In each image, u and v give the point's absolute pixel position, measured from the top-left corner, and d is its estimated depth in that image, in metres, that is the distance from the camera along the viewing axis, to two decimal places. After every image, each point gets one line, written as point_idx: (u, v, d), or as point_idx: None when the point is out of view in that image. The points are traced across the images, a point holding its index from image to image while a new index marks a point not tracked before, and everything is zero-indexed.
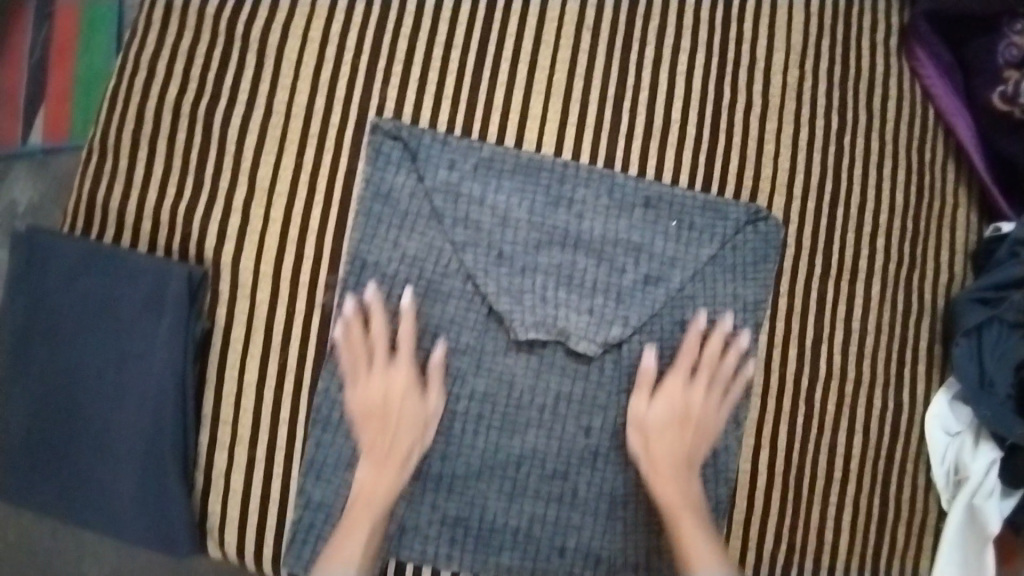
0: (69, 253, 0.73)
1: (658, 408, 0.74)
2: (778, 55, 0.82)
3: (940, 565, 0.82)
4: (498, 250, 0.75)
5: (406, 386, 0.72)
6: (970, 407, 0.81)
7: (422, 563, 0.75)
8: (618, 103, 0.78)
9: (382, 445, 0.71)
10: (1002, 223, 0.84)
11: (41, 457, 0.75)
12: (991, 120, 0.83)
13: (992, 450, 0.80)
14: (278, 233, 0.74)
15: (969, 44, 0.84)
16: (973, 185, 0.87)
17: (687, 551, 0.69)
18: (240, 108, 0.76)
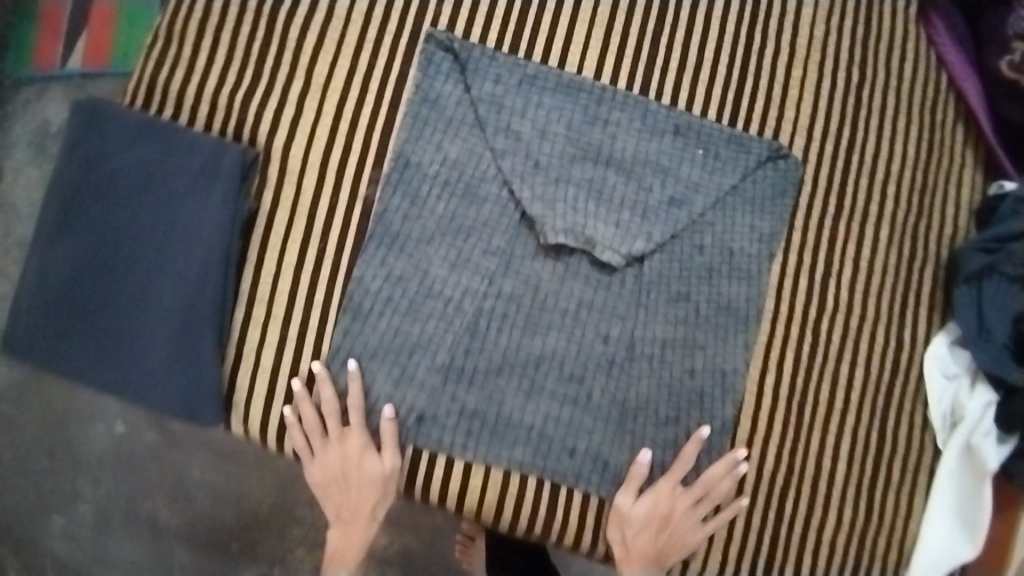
0: (127, 122, 0.76)
1: (641, 512, 0.79)
2: (810, 8, 0.88)
3: (935, 499, 0.90)
4: (535, 160, 0.80)
5: (359, 456, 0.78)
6: (969, 350, 0.89)
7: (438, 452, 0.78)
8: (656, 37, 0.83)
9: (349, 499, 0.80)
10: (1004, 182, 0.93)
11: (70, 318, 0.76)
12: (998, 86, 0.92)
13: (988, 393, 0.88)
14: (330, 126, 0.78)
15: (984, 15, 0.93)
16: (979, 148, 0.96)
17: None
18: (303, 7, 0.80)
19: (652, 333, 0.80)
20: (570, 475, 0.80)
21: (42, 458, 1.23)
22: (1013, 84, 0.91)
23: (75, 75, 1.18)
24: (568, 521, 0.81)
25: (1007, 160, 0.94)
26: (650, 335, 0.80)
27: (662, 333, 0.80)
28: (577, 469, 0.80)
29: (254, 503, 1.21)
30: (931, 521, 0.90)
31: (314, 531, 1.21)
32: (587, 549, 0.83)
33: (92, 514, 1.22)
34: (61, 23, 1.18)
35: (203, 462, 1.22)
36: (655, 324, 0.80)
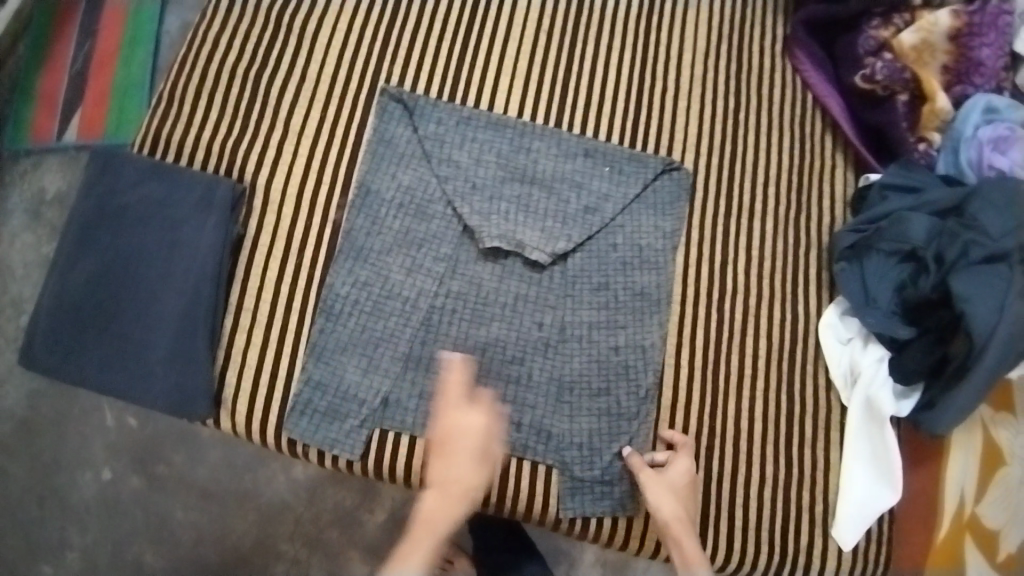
0: (135, 168, 0.95)
1: (670, 483, 0.89)
2: (687, 54, 1.11)
3: (850, 451, 0.99)
4: (472, 182, 0.97)
5: (479, 428, 0.83)
6: (857, 318, 1.02)
7: (402, 431, 0.90)
8: (564, 83, 1.05)
9: (448, 478, 0.82)
10: (871, 174, 1.09)
11: (85, 329, 0.92)
12: (857, 97, 1.11)
13: (878, 350, 1.00)
14: (303, 164, 0.97)
15: (836, 40, 1.13)
16: (849, 152, 1.13)
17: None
18: (282, 77, 1.01)
19: (579, 318, 0.95)
20: (518, 446, 0.92)
21: (29, 509, 1.28)
22: (867, 93, 1.10)
23: (69, 148, 1.34)
24: (518, 491, 0.92)
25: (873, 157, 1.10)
26: (578, 320, 0.95)
27: (587, 317, 0.96)
28: (522, 441, 0.92)
29: (239, 536, 1.28)
30: (848, 475, 0.98)
31: (298, 563, 1.28)
32: (538, 517, 0.93)
33: (79, 560, 1.27)
34: (55, 105, 1.35)
35: (187, 501, 1.29)
36: (582, 311, 0.96)
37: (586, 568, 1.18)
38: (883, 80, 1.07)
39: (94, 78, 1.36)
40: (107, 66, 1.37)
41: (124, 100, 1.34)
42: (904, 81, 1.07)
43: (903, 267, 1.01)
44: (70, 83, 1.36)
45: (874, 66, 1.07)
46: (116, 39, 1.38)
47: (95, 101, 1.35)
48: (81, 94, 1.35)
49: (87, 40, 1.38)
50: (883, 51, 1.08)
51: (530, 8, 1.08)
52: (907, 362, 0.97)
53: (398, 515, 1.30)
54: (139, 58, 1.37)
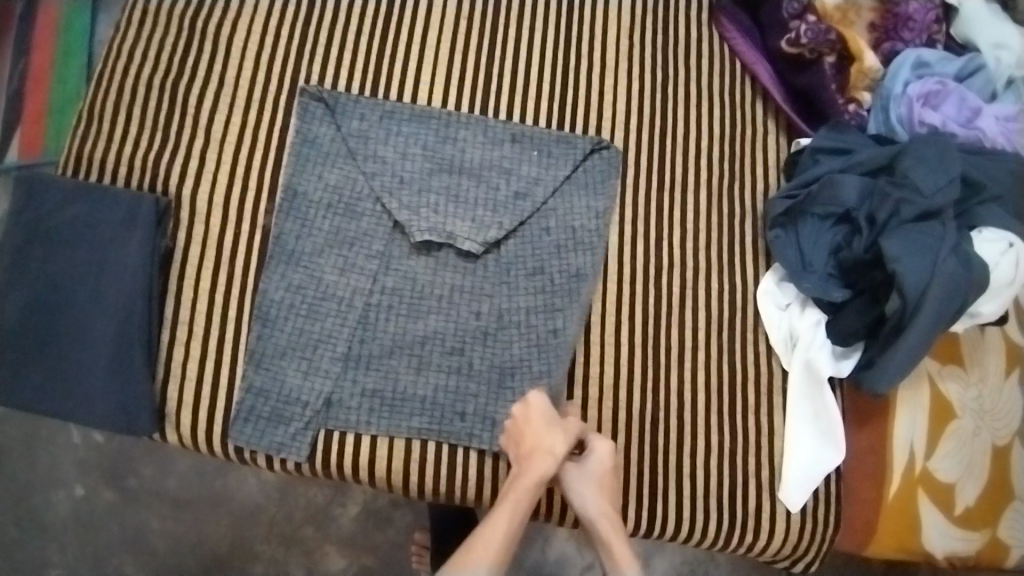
0: (58, 189, 0.94)
1: (589, 476, 0.89)
2: (612, 31, 1.10)
3: (792, 414, 1.00)
4: (400, 177, 0.97)
5: (550, 412, 0.90)
6: (793, 283, 1.02)
7: (346, 430, 0.91)
8: (487, 69, 1.04)
9: (524, 453, 0.88)
10: (801, 140, 1.09)
11: (22, 354, 0.92)
12: (784, 62, 1.11)
13: (816, 314, 1.02)
14: (228, 172, 0.97)
15: (761, 5, 1.13)
16: (780, 118, 1.13)
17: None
18: (200, 84, 1.00)
19: (517, 305, 0.96)
20: (463, 434, 0.92)
21: (5, 532, 1.29)
22: (793, 57, 1.09)
23: (12, 168, 1.32)
24: (465, 481, 0.93)
25: (803, 121, 1.11)
26: (516, 307, 0.96)
27: (524, 304, 0.96)
28: (467, 430, 0.92)
29: (214, 543, 1.30)
30: (792, 439, 0.99)
31: (275, 564, 1.29)
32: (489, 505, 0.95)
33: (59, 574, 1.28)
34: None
35: (159, 511, 1.30)
36: (519, 298, 0.96)
37: (560, 543, 1.21)
38: (808, 43, 1.07)
39: (31, 96, 1.34)
40: (42, 83, 1.34)
41: (63, 116, 1.33)
42: (830, 42, 1.07)
43: (838, 229, 1.02)
44: (6, 102, 1.33)
45: (799, 29, 1.07)
46: (48, 54, 1.36)
47: (33, 119, 1.33)
48: (18, 114, 1.33)
49: (17, 57, 1.35)
50: (807, 13, 1.08)
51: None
52: (844, 324, 0.99)
53: (371, 508, 1.32)
54: (73, 72, 1.35)
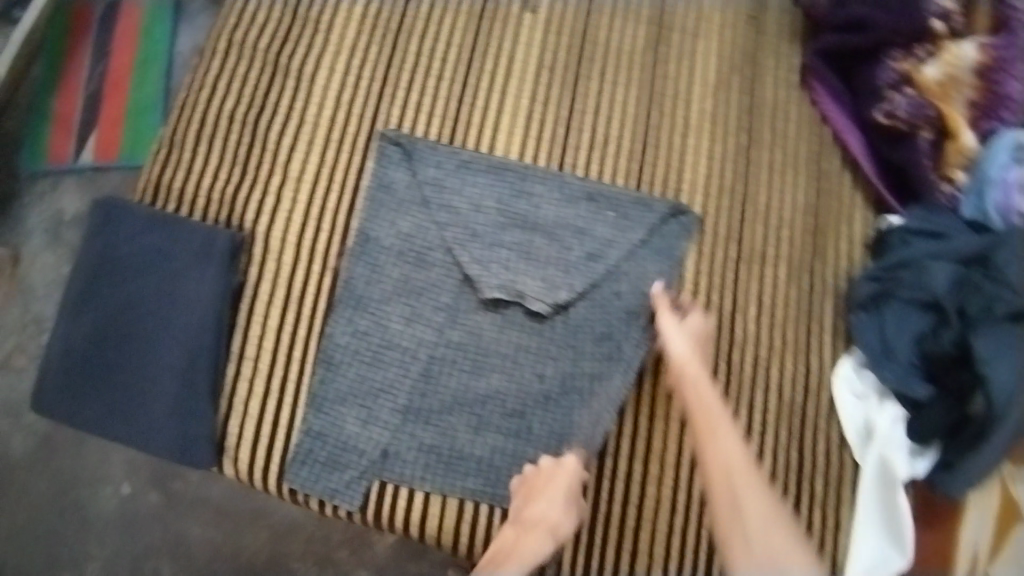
0: (137, 217, 0.96)
1: (691, 337, 0.93)
2: (698, 87, 1.06)
3: (860, 509, 0.96)
4: (473, 230, 0.95)
5: (570, 487, 0.87)
6: (873, 371, 0.97)
7: (401, 483, 0.91)
8: (567, 123, 1.02)
9: (529, 520, 0.86)
10: (891, 217, 1.04)
11: (93, 377, 0.93)
12: (876, 132, 1.06)
13: (896, 408, 0.96)
14: (303, 210, 0.97)
15: (855, 71, 1.09)
16: (869, 192, 1.08)
17: (707, 464, 0.85)
18: (280, 119, 1.01)
19: (579, 369, 0.93)
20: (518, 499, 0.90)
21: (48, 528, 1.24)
22: (888, 129, 1.05)
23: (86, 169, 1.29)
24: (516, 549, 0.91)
25: (893, 197, 1.06)
26: (578, 372, 0.93)
27: (587, 372, 0.93)
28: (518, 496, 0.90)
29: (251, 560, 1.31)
30: (856, 535, 0.95)
31: None
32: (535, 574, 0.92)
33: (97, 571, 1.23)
34: (72, 125, 1.30)
35: (201, 519, 1.26)
36: (583, 363, 0.94)
37: None
38: (904, 117, 1.02)
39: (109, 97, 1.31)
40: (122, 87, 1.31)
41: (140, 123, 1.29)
42: (927, 117, 1.01)
43: (925, 317, 0.95)
44: (85, 103, 1.31)
45: (896, 101, 1.03)
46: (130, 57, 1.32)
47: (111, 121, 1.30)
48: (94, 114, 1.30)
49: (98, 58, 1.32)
50: (905, 85, 1.03)
51: (531, 44, 1.05)
52: (925, 422, 0.93)
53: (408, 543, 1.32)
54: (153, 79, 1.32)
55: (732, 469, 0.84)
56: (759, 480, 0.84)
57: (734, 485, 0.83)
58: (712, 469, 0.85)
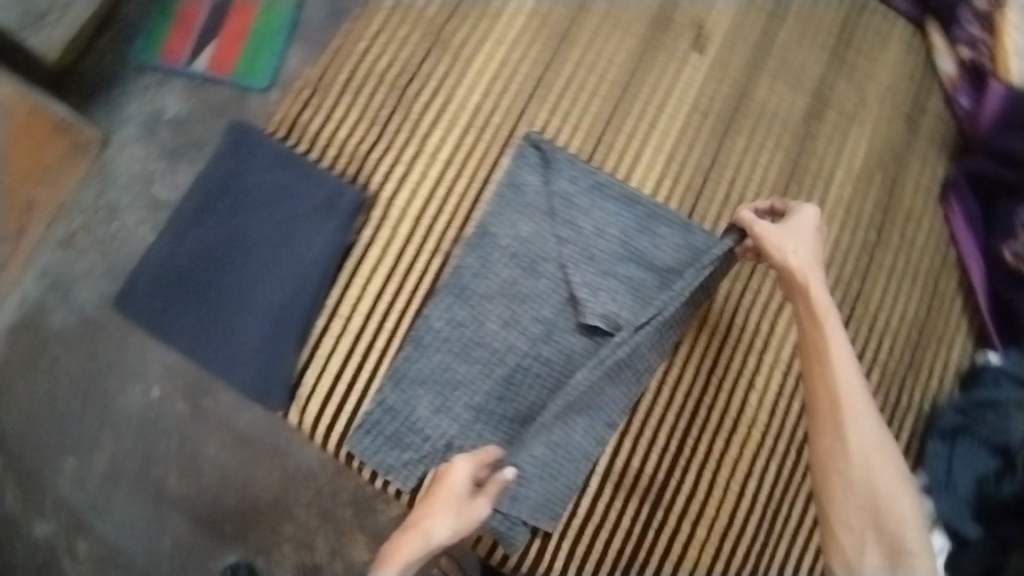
0: (269, 151, 0.97)
1: (801, 243, 0.85)
2: (840, 176, 1.06)
3: None
4: (589, 252, 0.95)
5: (451, 484, 0.82)
6: (931, 498, 0.95)
7: None
8: (707, 173, 1.01)
9: (411, 522, 0.81)
10: (991, 353, 1.05)
11: (190, 294, 0.95)
12: (1000, 267, 1.06)
13: (942, 540, 0.93)
14: (430, 187, 0.97)
15: (996, 202, 1.08)
16: (974, 320, 1.09)
17: (816, 391, 0.79)
18: (429, 91, 1.00)
19: (604, 399, 0.92)
20: (535, 509, 0.89)
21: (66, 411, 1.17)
22: (1013, 270, 1.04)
23: (196, 77, 1.21)
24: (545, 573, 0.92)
25: (996, 333, 1.06)
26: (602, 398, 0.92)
27: (604, 404, 0.92)
28: (523, 505, 0.88)
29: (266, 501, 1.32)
30: None
31: None
32: None
33: (103, 466, 1.16)
34: (192, 29, 1.23)
35: (222, 442, 1.16)
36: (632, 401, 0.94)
37: None
38: None
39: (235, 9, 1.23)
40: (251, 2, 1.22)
41: (261, 44, 1.20)
42: None
43: (992, 461, 0.94)
44: (211, 11, 1.23)
45: None
46: None
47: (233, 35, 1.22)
48: (216, 22, 1.22)
49: None
50: None
51: (692, 87, 1.04)
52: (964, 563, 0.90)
53: None
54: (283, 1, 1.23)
55: (844, 401, 0.77)
56: (873, 417, 0.77)
57: (843, 416, 0.77)
58: (819, 397, 0.79)
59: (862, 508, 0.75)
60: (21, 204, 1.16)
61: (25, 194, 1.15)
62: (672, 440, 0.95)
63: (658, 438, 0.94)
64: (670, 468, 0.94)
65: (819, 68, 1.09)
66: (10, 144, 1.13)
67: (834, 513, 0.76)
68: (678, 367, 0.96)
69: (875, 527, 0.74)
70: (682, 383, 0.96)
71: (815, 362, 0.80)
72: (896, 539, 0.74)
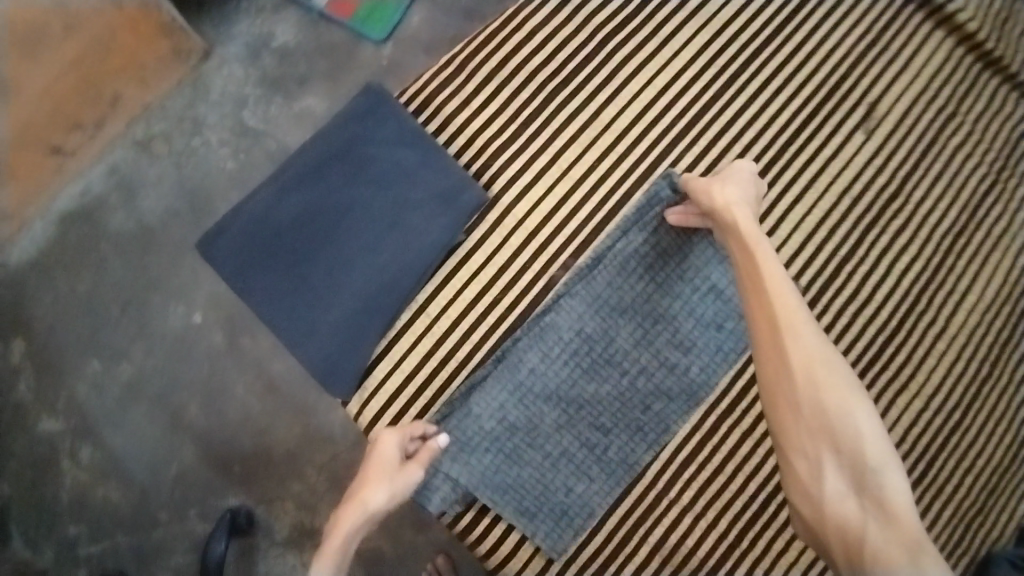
0: (402, 125, 0.93)
1: (729, 178, 0.83)
2: (970, 298, 1.00)
3: None
4: (691, 312, 0.91)
5: (384, 454, 0.81)
6: None
7: (493, 504, 0.89)
8: (829, 260, 0.97)
9: (352, 491, 0.81)
10: None
11: (282, 253, 0.92)
12: None
13: None
14: (553, 204, 0.92)
15: None
16: None
17: (757, 328, 0.76)
18: (576, 103, 0.95)
19: (568, 385, 0.90)
20: (474, 478, 0.89)
21: (101, 309, 1.10)
22: None
23: (315, 12, 1.12)
24: None
25: None
26: (565, 384, 0.90)
27: (572, 394, 0.90)
28: (462, 466, 0.88)
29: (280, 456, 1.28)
30: None
31: None
32: None
33: (126, 377, 1.09)
34: None
35: (252, 390, 1.09)
36: (670, 445, 0.91)
37: None
38: None
39: None
40: None
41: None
42: None
43: None
44: None
45: None
46: None
47: None
48: None
49: None
50: None
51: (844, 168, 0.98)
52: None
53: None
54: None
55: (783, 334, 0.74)
56: (818, 342, 0.73)
57: (785, 350, 0.73)
58: (757, 323, 0.76)
59: (813, 431, 0.70)
60: (104, 96, 1.03)
61: (110, 88, 1.03)
62: (731, 528, 0.90)
63: (719, 523, 0.90)
64: (722, 556, 0.89)
65: (979, 181, 1.01)
66: (116, 35, 0.97)
67: (787, 444, 0.72)
68: (760, 458, 0.90)
69: (830, 449, 0.70)
70: (758, 474, 0.90)
71: (753, 294, 0.77)
72: (857, 474, 0.68)
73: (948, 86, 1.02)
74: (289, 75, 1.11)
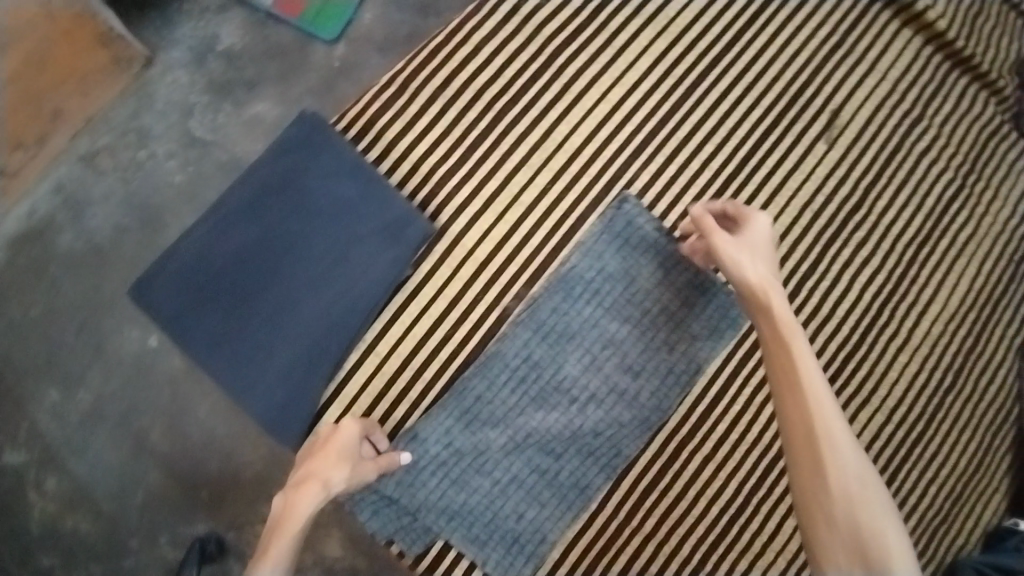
0: (342, 155, 0.88)
1: (754, 246, 0.79)
2: (935, 306, 0.98)
3: None
4: (646, 337, 0.89)
5: (343, 443, 0.80)
6: None
7: (439, 531, 0.87)
8: (791, 275, 0.94)
9: (302, 475, 0.78)
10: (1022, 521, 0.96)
11: (219, 295, 0.87)
12: None
13: None
14: (504, 231, 0.88)
15: None
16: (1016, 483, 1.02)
17: (788, 417, 0.70)
18: (526, 121, 0.90)
19: (513, 411, 0.87)
20: (417, 500, 0.87)
21: (54, 335, 1.04)
22: None
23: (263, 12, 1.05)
24: None
25: None
26: (515, 413, 0.87)
27: (520, 421, 0.87)
28: (405, 489, 0.87)
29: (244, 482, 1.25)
30: None
31: None
32: None
33: (80, 410, 1.04)
34: None
35: (205, 426, 1.04)
36: (630, 474, 0.89)
37: None
38: None
39: None
40: None
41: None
42: None
43: None
44: None
45: None
46: None
47: None
48: None
49: None
50: None
51: (807, 179, 0.95)
52: None
53: None
54: None
55: (818, 429, 0.68)
56: (852, 441, 0.69)
57: (818, 447, 0.68)
58: (789, 415, 0.70)
59: (849, 543, 0.65)
60: (42, 111, 0.96)
61: (48, 102, 0.96)
62: (694, 553, 0.89)
63: (682, 549, 0.88)
64: None
65: (944, 186, 0.99)
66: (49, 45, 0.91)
67: (819, 550, 0.66)
68: (722, 483, 0.89)
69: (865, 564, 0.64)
70: (720, 498, 0.89)
71: (784, 378, 0.72)
72: None
73: (914, 89, 0.98)
74: (230, 93, 1.04)
